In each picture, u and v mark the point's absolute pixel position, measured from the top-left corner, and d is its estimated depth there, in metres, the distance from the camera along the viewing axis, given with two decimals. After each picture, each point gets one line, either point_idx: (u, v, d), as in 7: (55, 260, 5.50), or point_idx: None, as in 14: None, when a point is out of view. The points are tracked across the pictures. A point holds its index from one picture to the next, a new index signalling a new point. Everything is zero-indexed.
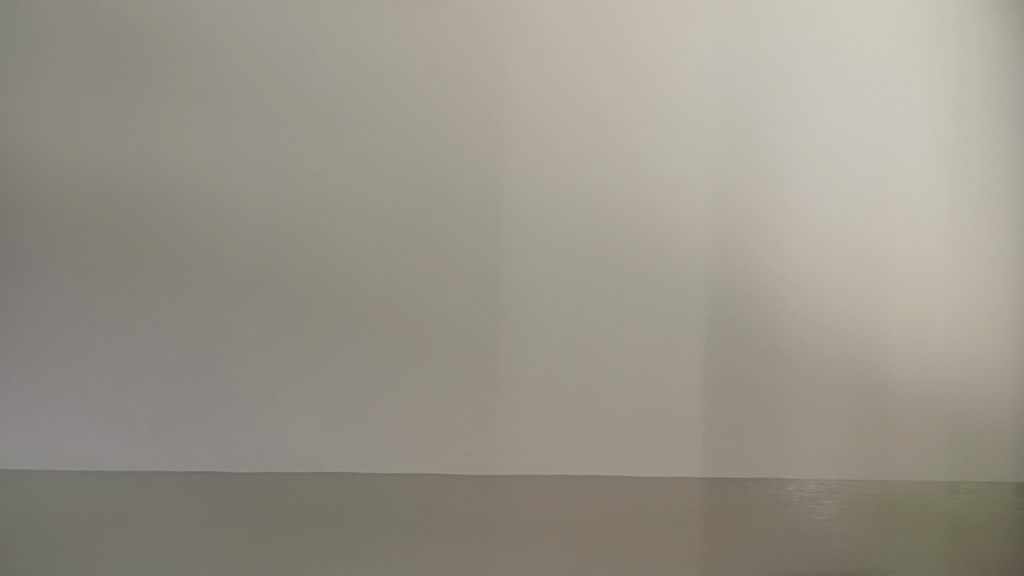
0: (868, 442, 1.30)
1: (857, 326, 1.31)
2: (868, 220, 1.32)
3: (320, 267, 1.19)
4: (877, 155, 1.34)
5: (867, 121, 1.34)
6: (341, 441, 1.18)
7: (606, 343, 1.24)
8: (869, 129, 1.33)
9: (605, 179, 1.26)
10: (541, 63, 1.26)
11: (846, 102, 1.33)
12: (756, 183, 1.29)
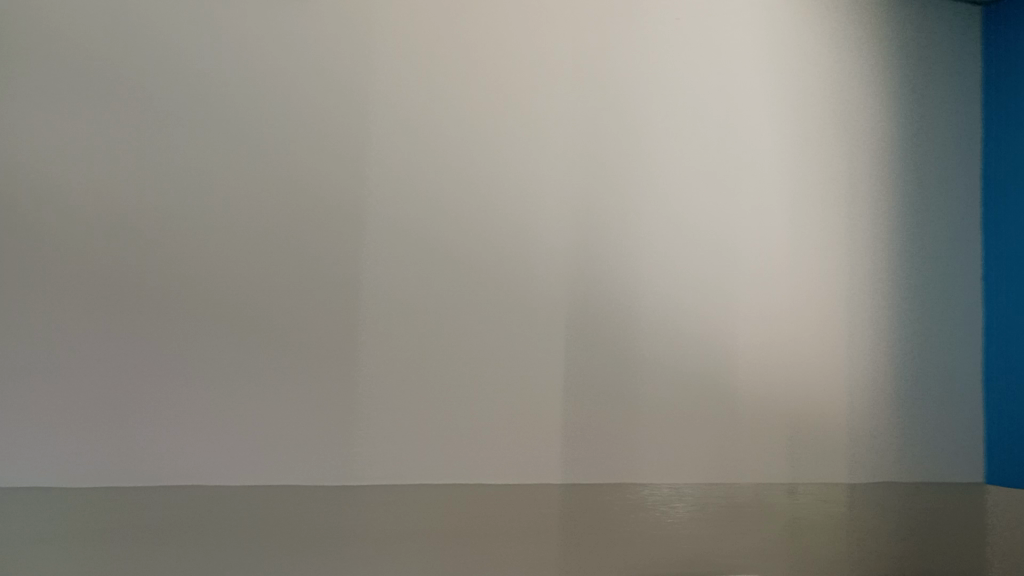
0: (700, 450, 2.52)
1: (659, 306, 2.60)
2: (681, 220, 2.66)
3: (366, 304, 2.37)
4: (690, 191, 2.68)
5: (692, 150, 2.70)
6: (390, 409, 2.37)
7: (556, 280, 2.54)
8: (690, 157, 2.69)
9: (544, 189, 2.55)
10: (540, 114, 2.56)
11: (676, 146, 2.68)
12: (616, 205, 2.61)
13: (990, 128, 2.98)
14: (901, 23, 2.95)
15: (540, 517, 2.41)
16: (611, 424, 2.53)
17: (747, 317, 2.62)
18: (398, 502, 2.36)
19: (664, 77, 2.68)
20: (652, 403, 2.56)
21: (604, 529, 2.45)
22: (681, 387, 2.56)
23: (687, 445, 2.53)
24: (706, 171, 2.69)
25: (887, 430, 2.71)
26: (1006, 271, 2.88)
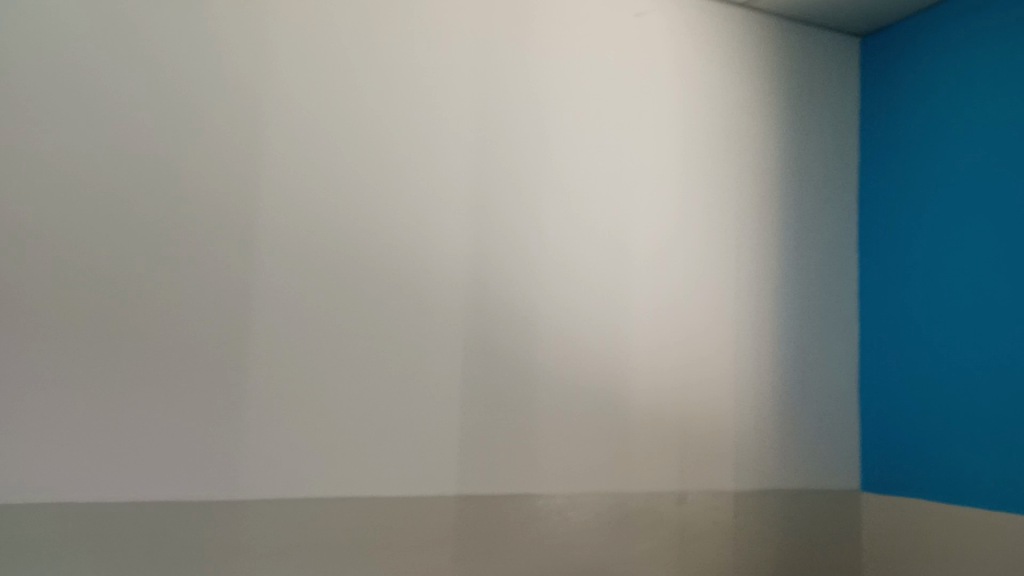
0: (604, 451, 2.47)
1: (521, 319, 2.40)
2: (474, 221, 2.38)
3: (122, 306, 1.98)
4: (460, 183, 2.37)
5: (460, 145, 2.38)
6: (299, 429, 2.11)
7: (447, 294, 2.32)
8: (457, 151, 2.37)
9: (339, 183, 2.23)
10: (340, 96, 2.25)
11: (442, 139, 2.36)
12: (426, 205, 2.32)
13: (869, 151, 2.93)
14: (786, 46, 2.90)
15: (454, 517, 2.24)
16: (516, 437, 2.36)
17: (507, 320, 2.38)
18: (305, 506, 2.08)
19: (461, 69, 2.40)
20: (550, 421, 2.41)
21: (517, 528, 2.31)
22: (579, 408, 2.45)
23: (591, 449, 2.45)
24: (471, 164, 2.39)
25: (765, 448, 2.70)
26: (873, 295, 2.86)
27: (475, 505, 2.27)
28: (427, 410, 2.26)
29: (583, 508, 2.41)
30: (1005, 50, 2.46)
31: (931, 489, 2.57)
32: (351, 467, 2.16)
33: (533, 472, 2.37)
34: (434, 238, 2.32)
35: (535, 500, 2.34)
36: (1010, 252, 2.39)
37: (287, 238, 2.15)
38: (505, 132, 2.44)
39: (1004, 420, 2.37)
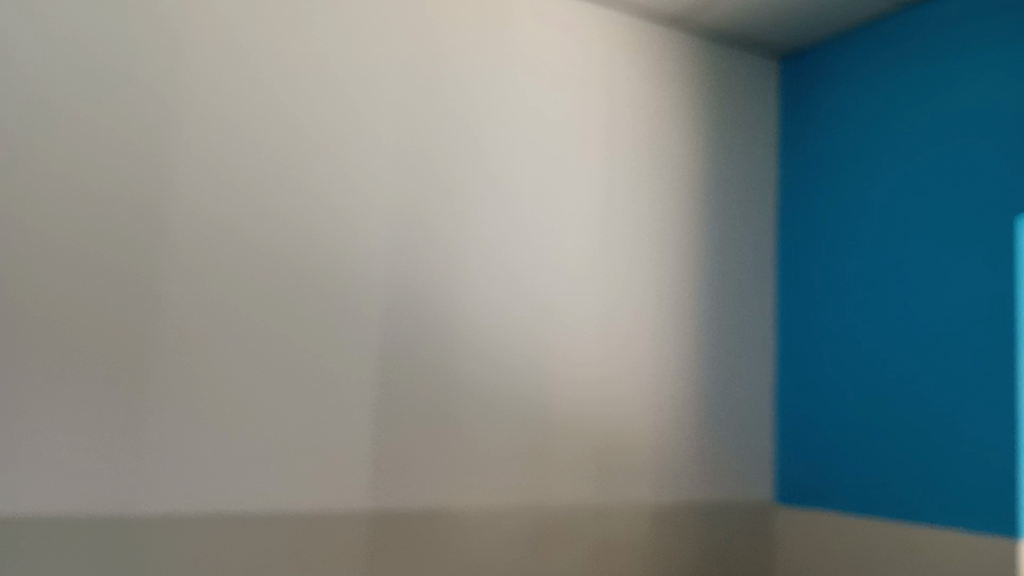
0: (524, 465, 2.45)
1: (441, 331, 2.36)
2: (395, 231, 2.33)
3: (17, 309, 1.87)
4: (383, 192, 2.32)
5: (384, 154, 2.33)
6: (205, 441, 2.03)
7: (366, 303, 2.27)
8: (380, 160, 2.32)
9: (255, 187, 2.15)
10: (259, 98, 2.17)
11: (365, 147, 2.31)
12: (345, 213, 2.26)
13: (788, 171, 2.99)
14: (711, 65, 2.94)
15: (367, 531, 2.18)
16: (434, 449, 2.32)
17: (428, 333, 2.34)
18: (210, 518, 2.01)
19: (388, 77, 2.35)
20: (469, 435, 2.37)
21: (432, 541, 2.27)
22: (499, 422, 2.42)
23: (510, 462, 2.43)
24: (394, 174, 2.34)
25: (684, 462, 2.72)
26: (789, 313, 2.92)
27: (390, 518, 2.22)
28: (345, 424, 2.21)
29: (501, 522, 2.38)
30: (921, 80, 2.57)
31: (843, 503, 2.64)
32: (261, 480, 2.08)
33: (450, 486, 2.33)
34: (356, 249, 2.27)
35: (451, 513, 2.31)
36: (923, 275, 2.50)
37: (198, 243, 2.07)
38: (430, 142, 2.40)
39: (914, 436, 2.47)
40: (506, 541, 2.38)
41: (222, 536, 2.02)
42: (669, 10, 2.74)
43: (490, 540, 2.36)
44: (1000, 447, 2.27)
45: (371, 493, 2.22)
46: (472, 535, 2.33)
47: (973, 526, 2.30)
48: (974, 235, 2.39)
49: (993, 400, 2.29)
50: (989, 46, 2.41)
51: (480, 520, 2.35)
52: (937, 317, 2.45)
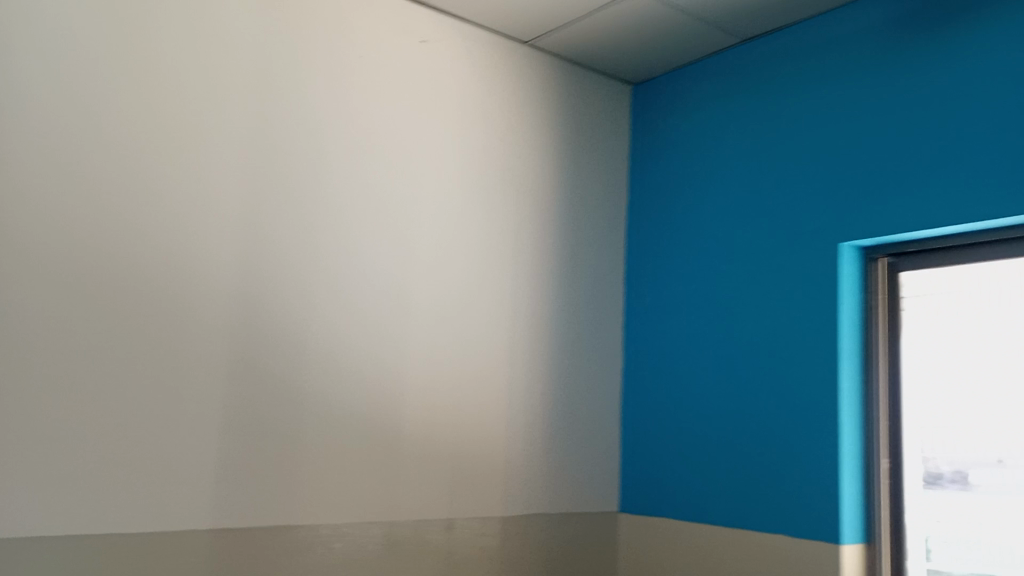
0: (373, 478, 2.41)
1: (287, 341, 2.29)
2: (241, 237, 2.24)
3: None
4: (227, 197, 2.23)
5: (230, 157, 2.25)
6: (22, 457, 1.88)
7: (206, 312, 2.16)
8: (224, 164, 2.24)
9: (86, 187, 2.02)
10: (92, 92, 2.04)
11: (209, 150, 2.21)
12: (187, 217, 2.16)
13: (637, 192, 3.11)
14: (567, 87, 3.01)
15: (206, 548, 2.08)
16: (279, 464, 2.24)
17: (273, 343, 2.26)
18: (28, 539, 1.86)
19: (235, 78, 2.27)
20: (315, 448, 2.31)
21: (277, 558, 2.19)
22: (347, 435, 2.37)
23: (359, 476, 2.38)
24: (240, 178, 2.26)
25: (533, 474, 2.76)
26: (634, 329, 3.03)
27: (231, 535, 2.13)
28: (181, 437, 2.09)
29: (350, 536, 2.33)
30: (756, 113, 2.73)
31: (682, 509, 2.77)
32: (87, 498, 1.95)
33: (297, 500, 2.26)
34: (200, 253, 2.17)
35: (297, 529, 2.24)
36: (756, 292, 2.66)
37: (20, 243, 1.92)
38: (279, 148, 2.33)
39: (749, 445, 2.61)
40: (356, 556, 2.33)
41: (41, 559, 1.87)
42: (523, 31, 2.78)
43: (340, 555, 2.30)
44: (822, 459, 2.42)
45: (210, 511, 2.12)
46: (321, 549, 2.27)
47: (796, 533, 2.45)
48: (799, 255, 2.55)
49: (816, 416, 2.45)
50: (812, 82, 2.59)
51: (328, 535, 2.29)
52: (768, 332, 2.61)
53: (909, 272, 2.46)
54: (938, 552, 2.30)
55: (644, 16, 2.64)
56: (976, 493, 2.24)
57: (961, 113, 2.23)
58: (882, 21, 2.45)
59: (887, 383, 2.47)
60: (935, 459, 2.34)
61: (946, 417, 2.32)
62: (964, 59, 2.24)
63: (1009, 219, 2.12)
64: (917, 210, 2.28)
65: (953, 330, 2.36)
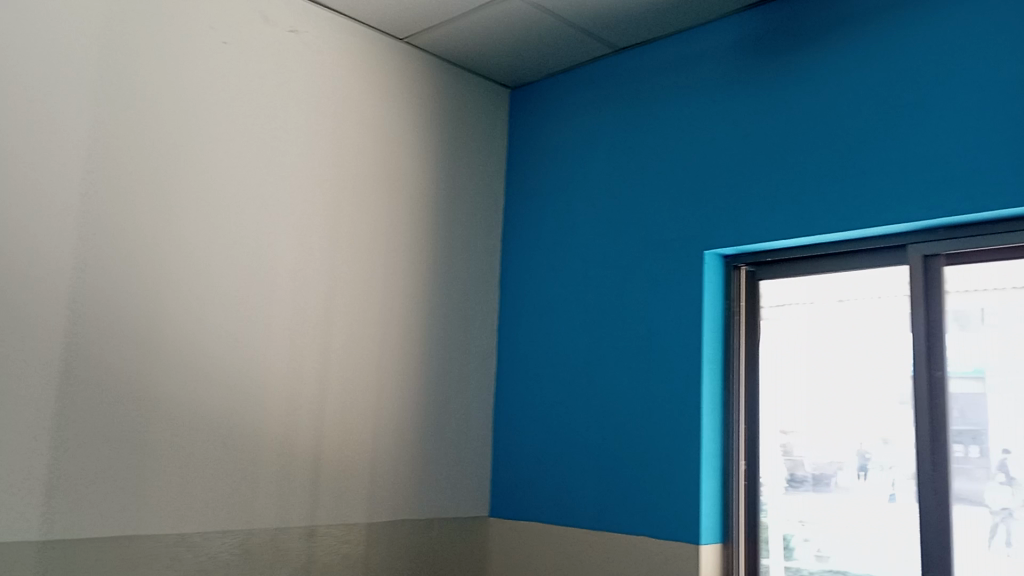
0: (227, 485, 2.30)
1: (133, 340, 2.16)
2: (83, 228, 2.10)
3: None
4: (69, 184, 2.09)
5: (74, 143, 2.10)
6: None
7: (40, 308, 2.02)
8: (68, 149, 2.09)
9: None
10: None
11: (49, 134, 2.07)
12: (22, 206, 2.01)
13: (513, 196, 3.11)
14: (444, 87, 2.97)
15: (32, 559, 1.95)
16: (121, 470, 2.12)
17: (117, 342, 2.13)
18: None
19: (82, 59, 2.13)
20: (162, 453, 2.19)
21: (115, 567, 2.08)
22: (199, 440, 2.26)
23: (211, 483, 2.27)
24: (85, 166, 2.12)
25: (401, 479, 2.71)
26: (508, 333, 3.02)
27: (63, 544, 2.00)
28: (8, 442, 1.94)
29: (198, 546, 2.23)
30: (630, 122, 2.78)
31: (550, 513, 2.77)
32: None
33: (141, 508, 2.14)
34: (36, 245, 2.03)
35: (138, 537, 2.13)
36: (625, 299, 2.70)
37: None
38: (131, 135, 2.20)
39: (614, 449, 2.65)
40: (205, 565, 2.23)
41: None
42: (398, 27, 2.73)
43: (186, 563, 2.20)
44: (682, 463, 2.48)
45: (39, 520, 1.97)
46: (165, 558, 2.16)
47: (657, 535, 2.50)
48: (666, 263, 2.61)
49: (679, 421, 2.51)
50: (681, 95, 2.66)
51: (175, 544, 2.18)
52: (635, 338, 2.65)
53: (769, 282, 2.56)
54: (800, 549, 2.37)
55: (520, 20, 2.64)
56: (830, 491, 2.34)
57: (818, 130, 2.33)
58: (748, 38, 2.53)
59: (745, 389, 2.55)
60: (795, 461, 2.42)
61: (805, 420, 2.42)
62: (821, 78, 2.34)
63: (857, 232, 2.23)
64: (778, 223, 2.38)
65: (809, 338, 2.45)
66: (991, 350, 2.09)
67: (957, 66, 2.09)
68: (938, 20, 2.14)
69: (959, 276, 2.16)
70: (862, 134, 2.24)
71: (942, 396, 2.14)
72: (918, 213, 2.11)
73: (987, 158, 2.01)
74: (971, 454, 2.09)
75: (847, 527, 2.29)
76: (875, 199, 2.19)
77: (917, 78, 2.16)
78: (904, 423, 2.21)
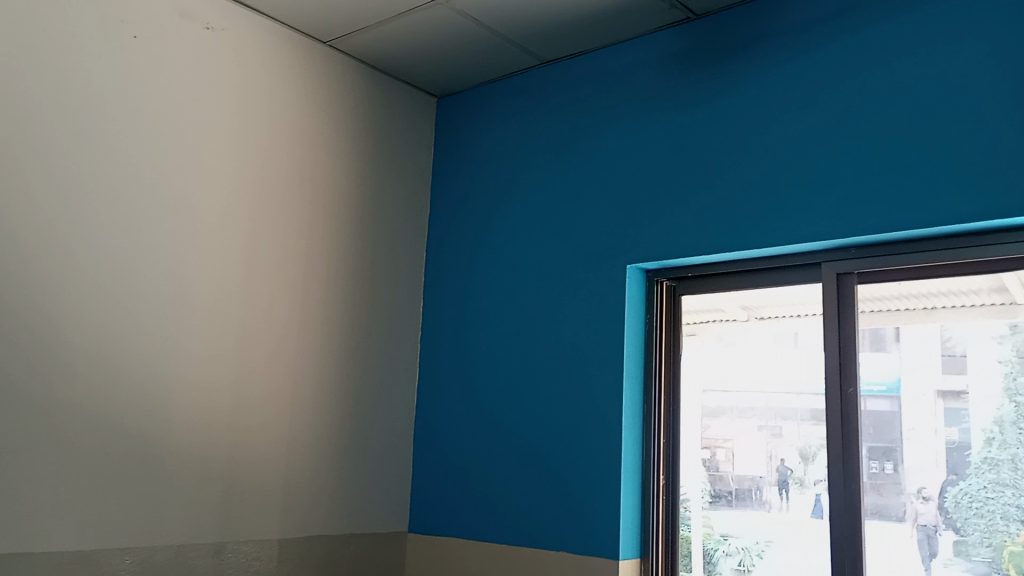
0: (130, 497, 2.20)
1: (29, 343, 2.04)
2: None
3: None
4: None
5: None
6: None
7: None
8: None
9: None
10: None
11: None
12: None
13: (439, 206, 3.07)
14: (370, 94, 2.93)
15: None
16: (11, 481, 1.99)
17: (9, 347, 2.01)
18: None
19: None
20: (58, 463, 2.07)
21: None
22: (99, 449, 2.15)
23: (112, 494, 2.16)
24: None
25: (317, 494, 2.63)
26: (430, 344, 2.98)
27: None
28: None
29: (96, 561, 2.11)
30: (556, 135, 2.79)
31: (471, 528, 2.73)
32: None
33: (33, 521, 2.02)
34: None
35: (30, 553, 2.00)
36: (548, 312, 2.68)
37: None
38: (33, 127, 2.09)
39: (535, 462, 2.63)
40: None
41: None
42: (323, 30, 2.68)
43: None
44: (602, 475, 2.47)
45: None
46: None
47: (576, 549, 2.47)
48: (589, 276, 2.61)
49: (599, 434, 2.50)
50: (607, 109, 2.68)
51: (70, 559, 2.06)
52: (557, 351, 2.64)
53: (689, 297, 2.58)
54: (724, 562, 2.38)
55: (448, 28, 2.62)
56: (750, 505, 2.36)
57: (739, 148, 2.37)
58: (672, 55, 2.56)
59: (665, 402, 2.56)
60: (716, 476, 2.44)
61: (726, 434, 2.44)
62: (741, 96, 2.39)
63: (775, 248, 2.27)
64: (699, 238, 2.40)
65: (726, 353, 2.48)
66: (900, 369, 2.16)
67: (870, 88, 2.15)
68: (854, 42, 2.20)
69: (871, 294, 2.21)
70: (781, 153, 2.28)
71: (855, 413, 2.18)
72: (832, 230, 2.16)
73: (899, 178, 2.07)
74: (884, 471, 2.13)
75: (766, 541, 2.31)
76: (792, 216, 2.24)
77: (833, 99, 2.21)
78: (819, 439, 2.25)
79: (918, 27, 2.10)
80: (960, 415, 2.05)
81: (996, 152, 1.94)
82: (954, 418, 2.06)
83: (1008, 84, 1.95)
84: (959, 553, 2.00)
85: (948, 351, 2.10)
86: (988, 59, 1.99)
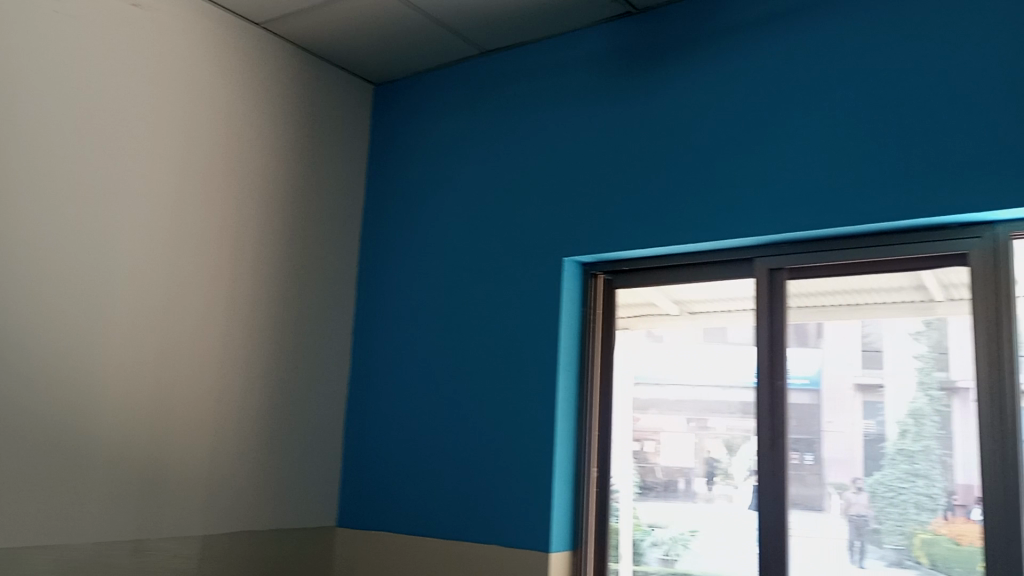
0: (46, 492, 2.09)
1: None
2: None
3: None
4: None
5: None
6: None
7: None
8: None
9: None
10: None
11: None
12: None
13: (373, 196, 3.02)
14: (304, 78, 2.85)
15: None
16: None
17: None
18: None
19: None
20: None
21: None
22: (12, 442, 2.04)
23: (26, 489, 2.06)
24: None
25: (244, 489, 2.55)
26: (363, 336, 2.93)
27: None
28: None
29: (8, 558, 2.00)
30: (495, 126, 2.76)
31: (401, 523, 2.69)
32: None
33: None
34: None
35: None
36: (483, 304, 2.66)
37: None
38: None
39: (468, 454, 2.60)
40: None
41: None
42: (257, 10, 2.59)
43: None
44: (536, 467, 2.46)
45: None
46: None
47: (509, 542, 2.46)
48: (525, 268, 2.60)
49: (533, 426, 2.49)
50: (545, 101, 2.66)
51: None
52: (492, 344, 2.62)
53: (624, 290, 2.59)
54: (650, 552, 2.40)
55: (386, 14, 2.57)
56: (679, 496, 2.39)
57: (675, 143, 2.38)
58: (612, 49, 2.56)
59: (599, 395, 2.57)
60: (646, 468, 2.46)
61: (657, 426, 2.46)
62: (680, 92, 2.40)
63: (708, 244, 2.30)
64: (637, 233, 2.41)
65: (658, 347, 2.50)
66: (822, 363, 2.20)
67: (807, 88, 2.19)
68: (790, 43, 2.24)
69: (800, 290, 2.26)
70: (730, 151, 2.29)
71: (783, 406, 2.22)
72: (764, 226, 2.20)
73: (833, 176, 2.11)
74: (805, 462, 2.18)
75: (691, 531, 2.34)
76: (726, 212, 2.27)
77: (771, 97, 2.24)
78: (745, 431, 2.29)
79: (852, 29, 2.15)
80: (877, 407, 2.11)
81: (922, 155, 1.99)
82: (871, 410, 2.12)
83: (935, 89, 2.00)
84: (874, 542, 2.06)
85: (868, 347, 2.15)
86: (916, 63, 2.04)
